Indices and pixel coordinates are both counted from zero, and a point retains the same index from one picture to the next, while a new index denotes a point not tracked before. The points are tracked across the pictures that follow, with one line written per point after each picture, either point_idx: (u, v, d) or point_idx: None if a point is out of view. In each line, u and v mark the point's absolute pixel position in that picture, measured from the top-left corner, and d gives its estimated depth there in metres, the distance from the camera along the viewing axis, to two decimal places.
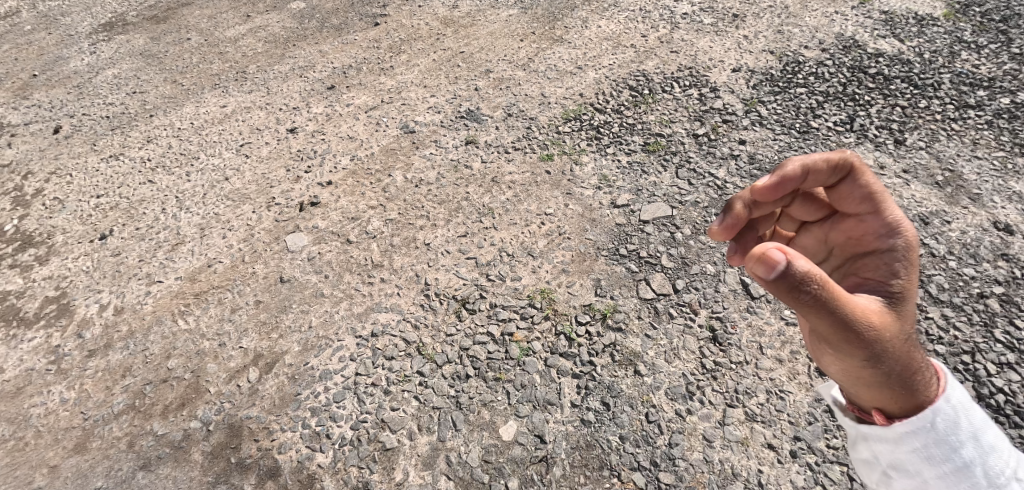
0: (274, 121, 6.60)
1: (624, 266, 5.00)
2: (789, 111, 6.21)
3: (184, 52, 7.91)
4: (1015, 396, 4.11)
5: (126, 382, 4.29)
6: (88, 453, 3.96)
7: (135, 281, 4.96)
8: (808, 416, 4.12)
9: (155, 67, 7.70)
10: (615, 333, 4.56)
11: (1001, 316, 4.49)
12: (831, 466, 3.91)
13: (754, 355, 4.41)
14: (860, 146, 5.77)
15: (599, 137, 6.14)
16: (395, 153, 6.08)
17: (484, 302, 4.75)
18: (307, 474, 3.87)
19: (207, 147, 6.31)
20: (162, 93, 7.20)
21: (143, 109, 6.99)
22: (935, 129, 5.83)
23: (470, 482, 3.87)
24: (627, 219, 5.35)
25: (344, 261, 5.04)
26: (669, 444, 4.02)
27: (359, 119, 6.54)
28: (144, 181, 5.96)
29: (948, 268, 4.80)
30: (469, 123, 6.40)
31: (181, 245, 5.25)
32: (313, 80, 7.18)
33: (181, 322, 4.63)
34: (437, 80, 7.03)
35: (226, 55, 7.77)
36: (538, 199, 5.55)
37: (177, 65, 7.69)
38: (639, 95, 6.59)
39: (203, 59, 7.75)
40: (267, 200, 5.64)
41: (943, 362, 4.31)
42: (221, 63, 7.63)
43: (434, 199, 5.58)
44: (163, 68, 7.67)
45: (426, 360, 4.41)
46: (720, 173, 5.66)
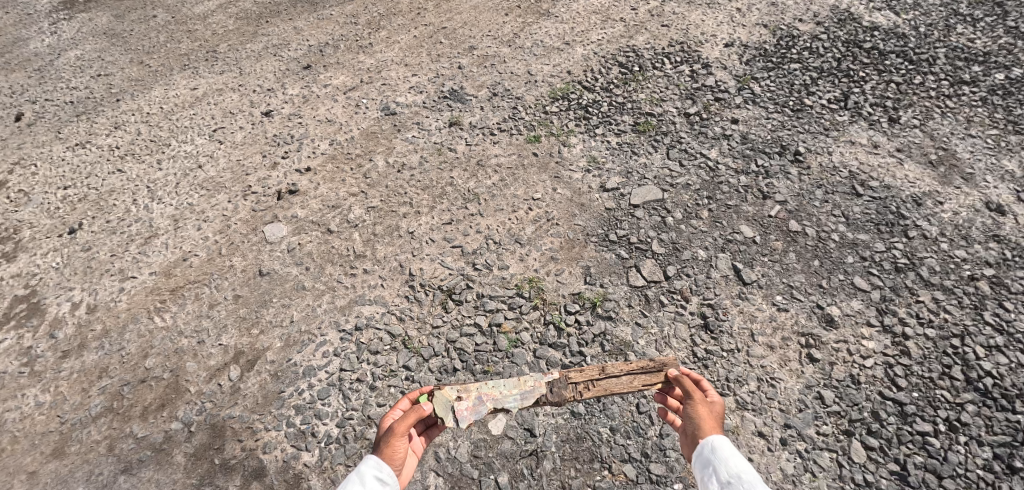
0: (248, 104, 6.33)
1: (613, 253, 4.89)
2: (783, 87, 6.04)
3: (150, 31, 7.54)
4: (1002, 379, 4.10)
5: (103, 384, 4.17)
6: (66, 459, 3.86)
7: (107, 277, 4.78)
8: (799, 403, 4.10)
9: (120, 47, 7.34)
10: (605, 322, 4.48)
11: (990, 299, 4.45)
12: (820, 453, 3.91)
13: (745, 342, 4.36)
14: (854, 124, 5.63)
15: (588, 117, 5.95)
16: (377, 136, 5.86)
17: (471, 292, 4.64)
18: (294, 473, 3.80)
19: (178, 132, 6.04)
20: (129, 76, 6.87)
21: (110, 93, 6.67)
22: (929, 107, 5.70)
23: (460, 478, 3.88)
24: (616, 203, 5.22)
25: (326, 252, 4.89)
26: (660, 435, 3.99)
27: (337, 100, 6.28)
28: (114, 170, 5.72)
29: (940, 250, 4.74)
30: (453, 103, 6.17)
31: (154, 238, 5.06)
32: (288, 59, 6.87)
33: (157, 319, 4.48)
34: (419, 58, 6.75)
35: (195, 34, 7.42)
36: (525, 183, 5.40)
37: (144, 44, 7.33)
38: (629, 71, 6.38)
39: (170, 38, 7.39)
40: (244, 188, 5.43)
41: (933, 346, 4.28)
42: (190, 42, 7.28)
43: (417, 185, 5.41)
44: (129, 48, 7.31)
45: (413, 354, 4.31)
46: (712, 154, 5.53)
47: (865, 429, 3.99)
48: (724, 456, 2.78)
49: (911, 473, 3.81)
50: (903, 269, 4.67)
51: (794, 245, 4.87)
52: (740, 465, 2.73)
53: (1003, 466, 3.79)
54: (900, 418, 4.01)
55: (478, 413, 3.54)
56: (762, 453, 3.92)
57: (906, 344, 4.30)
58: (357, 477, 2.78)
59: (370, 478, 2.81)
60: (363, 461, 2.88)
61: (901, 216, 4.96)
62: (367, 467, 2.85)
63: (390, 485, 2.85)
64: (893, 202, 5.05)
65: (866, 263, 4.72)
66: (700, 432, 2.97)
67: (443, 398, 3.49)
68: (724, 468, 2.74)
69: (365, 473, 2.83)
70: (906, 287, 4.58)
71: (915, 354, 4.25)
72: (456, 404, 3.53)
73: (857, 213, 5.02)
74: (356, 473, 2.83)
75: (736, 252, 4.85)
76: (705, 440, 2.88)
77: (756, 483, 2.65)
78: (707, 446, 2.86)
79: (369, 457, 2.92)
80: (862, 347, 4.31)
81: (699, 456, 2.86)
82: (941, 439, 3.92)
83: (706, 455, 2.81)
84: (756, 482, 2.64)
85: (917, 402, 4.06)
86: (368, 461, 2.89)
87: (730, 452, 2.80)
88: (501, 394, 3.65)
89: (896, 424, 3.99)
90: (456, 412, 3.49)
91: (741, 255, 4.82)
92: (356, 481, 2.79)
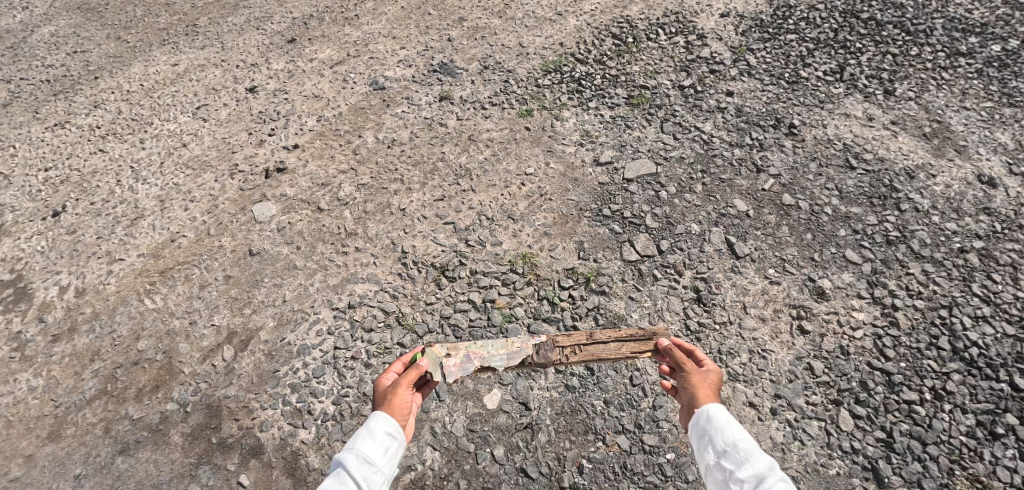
0: (232, 80, 6.17)
1: (607, 227, 4.87)
2: (778, 59, 5.96)
3: (126, 5, 7.31)
4: (988, 348, 4.16)
5: (96, 367, 4.15)
6: (62, 441, 3.86)
7: (94, 260, 4.72)
8: (789, 374, 4.15)
9: (95, 22, 7.12)
10: (599, 297, 4.48)
11: (979, 271, 4.49)
12: (809, 422, 3.98)
13: (738, 315, 4.39)
14: (849, 97, 5.58)
15: (581, 90, 5.85)
16: (366, 112, 5.75)
17: (464, 269, 4.62)
18: (292, 450, 3.82)
19: (160, 110, 5.90)
20: (105, 52, 6.67)
21: (87, 70, 6.48)
22: (924, 79, 5.65)
23: (456, 452, 3.93)
24: (610, 177, 5.18)
25: (317, 230, 4.84)
26: (653, 406, 4.04)
27: (323, 75, 6.13)
28: (96, 150, 5.59)
29: (931, 223, 4.76)
30: (443, 77, 6.04)
31: (140, 219, 4.98)
32: (271, 32, 6.67)
33: (148, 301, 4.44)
34: (407, 31, 6.58)
35: (173, 7, 7.18)
36: (517, 158, 5.33)
37: (120, 19, 7.09)
38: (623, 43, 6.26)
39: (147, 12, 7.16)
40: (230, 167, 5.33)
41: (921, 317, 4.33)
42: (168, 16, 7.06)
43: (408, 161, 5.33)
44: (104, 23, 7.09)
45: (407, 331, 4.31)
46: (707, 127, 5.47)
47: (853, 398, 4.05)
48: (720, 425, 2.77)
49: (897, 441, 3.88)
50: (894, 241, 4.69)
51: (787, 219, 4.87)
52: (737, 432, 2.72)
53: (985, 433, 3.87)
54: (888, 387, 4.08)
55: (464, 370, 3.63)
56: (752, 423, 3.99)
57: (895, 315, 4.35)
58: (367, 433, 2.73)
59: (381, 432, 2.77)
60: (372, 417, 2.84)
61: (894, 189, 4.95)
62: (375, 423, 2.81)
63: (399, 441, 2.82)
64: (887, 174, 5.03)
65: (858, 236, 4.74)
66: (699, 399, 2.98)
67: (434, 355, 3.56)
68: (719, 435, 2.74)
69: (374, 429, 2.78)
70: (897, 259, 4.60)
71: (903, 325, 4.30)
72: (444, 360, 3.61)
73: (850, 186, 5.01)
74: (364, 429, 2.78)
75: (729, 226, 4.84)
76: (702, 410, 2.88)
77: (753, 450, 2.64)
78: (703, 415, 2.86)
79: (376, 413, 2.88)
80: (853, 319, 4.35)
81: (696, 426, 2.85)
82: (926, 407, 3.99)
83: (703, 425, 2.81)
84: (753, 449, 2.63)
85: (904, 372, 4.12)
86: (376, 417, 2.85)
87: (727, 420, 2.78)
88: (488, 353, 3.73)
89: (883, 393, 4.06)
90: (444, 368, 3.57)
91: (734, 229, 4.82)
92: (365, 436, 2.74)
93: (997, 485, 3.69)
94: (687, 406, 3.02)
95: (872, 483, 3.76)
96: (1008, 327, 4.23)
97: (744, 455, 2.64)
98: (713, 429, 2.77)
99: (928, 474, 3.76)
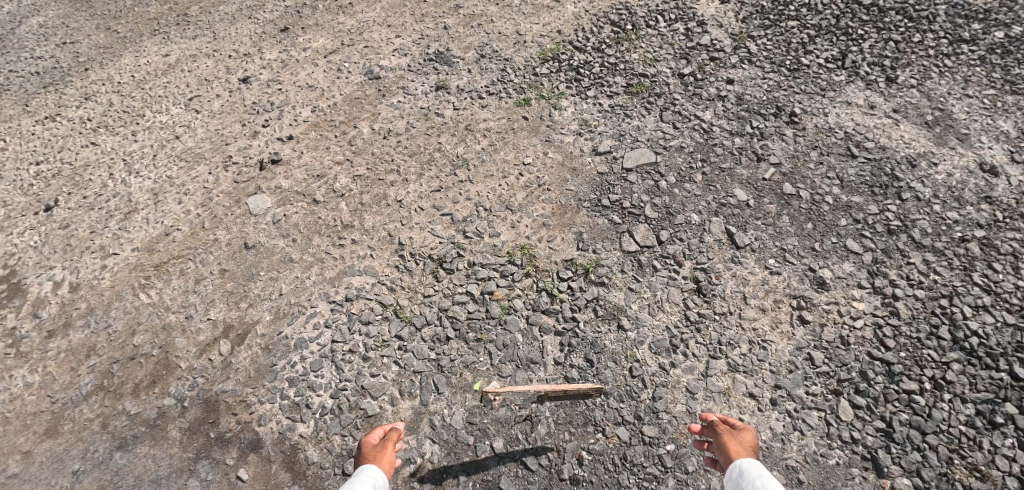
0: (224, 70, 6.10)
1: (606, 218, 4.82)
2: (779, 46, 5.88)
3: None
4: (988, 338, 4.11)
5: (92, 362, 4.12)
6: (60, 437, 3.84)
7: (88, 255, 4.67)
8: (789, 364, 4.11)
9: (84, 12, 7.05)
10: (598, 288, 4.44)
11: (980, 261, 4.45)
12: (809, 412, 3.93)
13: (738, 305, 4.35)
14: (850, 85, 5.51)
15: (579, 79, 5.78)
16: (361, 102, 5.68)
17: (462, 261, 4.58)
18: (290, 444, 3.80)
19: (152, 102, 5.83)
20: (95, 43, 6.60)
21: (78, 63, 6.39)
22: (927, 66, 5.57)
23: (456, 445, 3.84)
24: (609, 167, 5.13)
25: (312, 223, 4.79)
26: (653, 398, 3.99)
27: (317, 64, 6.05)
28: (88, 143, 5.53)
29: (932, 212, 4.71)
30: (439, 66, 5.96)
31: (134, 213, 4.92)
32: (263, 21, 6.58)
33: (143, 296, 4.41)
34: (402, 19, 6.49)
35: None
36: (515, 148, 5.27)
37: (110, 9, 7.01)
38: (621, 30, 6.17)
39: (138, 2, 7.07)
40: (224, 159, 5.27)
41: (921, 307, 4.29)
42: (158, 6, 6.97)
43: (404, 152, 5.27)
44: (94, 13, 7.02)
45: (405, 323, 4.28)
46: (707, 116, 5.41)
47: (853, 388, 4.01)
48: (750, 476, 2.72)
49: (896, 431, 3.84)
50: (895, 231, 4.65)
51: (788, 208, 4.82)
52: (767, 482, 2.67)
53: (984, 422, 3.83)
54: (888, 377, 4.04)
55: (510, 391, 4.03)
56: (752, 413, 3.94)
57: (896, 305, 4.31)
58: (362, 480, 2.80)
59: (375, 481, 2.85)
60: (363, 469, 2.91)
61: (895, 178, 4.91)
62: (367, 473, 2.89)
63: None
64: (888, 163, 4.98)
65: (859, 226, 4.70)
66: (730, 450, 2.92)
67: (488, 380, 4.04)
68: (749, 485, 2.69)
69: (366, 477, 2.86)
70: (897, 249, 4.56)
71: (904, 315, 4.26)
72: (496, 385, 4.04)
73: (851, 175, 4.96)
74: (357, 478, 2.85)
75: (729, 216, 4.80)
76: (732, 464, 2.85)
77: None
78: (735, 467, 2.82)
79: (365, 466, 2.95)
80: (853, 308, 4.31)
81: (730, 479, 2.81)
82: (926, 397, 3.95)
83: (735, 479, 2.76)
84: None
85: (904, 361, 4.08)
86: (366, 469, 2.92)
87: (757, 472, 2.74)
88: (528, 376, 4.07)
89: (883, 383, 4.02)
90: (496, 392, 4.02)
91: (735, 219, 4.77)
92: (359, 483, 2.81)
93: (996, 474, 3.66)
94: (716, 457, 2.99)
95: (871, 473, 3.73)
96: (1009, 316, 4.18)
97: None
98: (743, 479, 2.73)
99: (927, 463, 3.73)
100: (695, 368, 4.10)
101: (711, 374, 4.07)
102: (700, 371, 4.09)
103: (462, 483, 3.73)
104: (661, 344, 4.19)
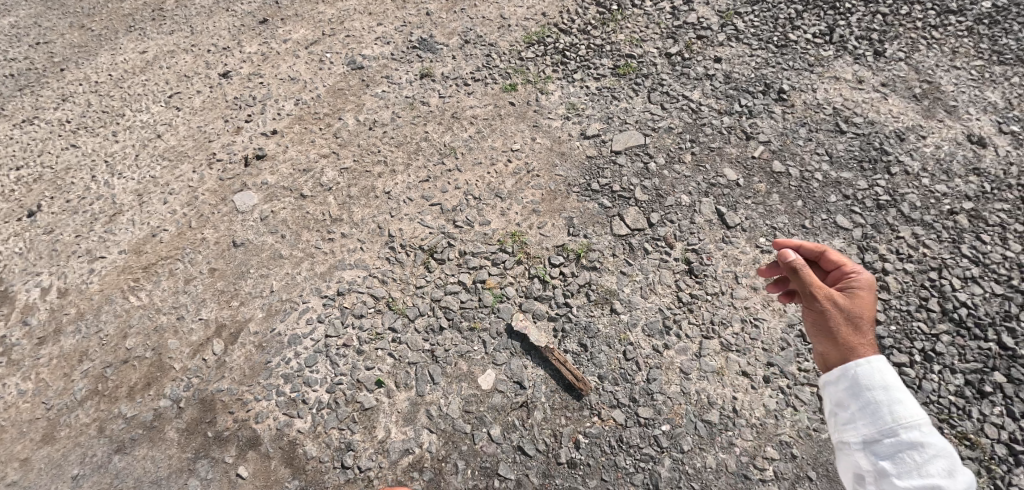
0: (204, 65, 6.05)
1: (596, 202, 4.78)
2: (766, 22, 5.82)
3: None
4: (976, 308, 4.13)
5: (85, 367, 4.12)
6: (57, 443, 3.84)
7: (75, 259, 4.65)
8: (781, 342, 4.03)
9: (56, 11, 7.14)
10: (590, 273, 4.40)
11: (968, 233, 4.46)
12: (802, 388, 3.85)
13: (730, 285, 4.29)
14: (838, 60, 5.48)
15: (565, 62, 5.73)
16: (344, 93, 5.63)
17: (453, 251, 4.55)
18: (288, 440, 3.78)
19: (132, 101, 5.81)
20: (69, 43, 6.65)
21: (53, 62, 6.45)
22: (915, 38, 5.54)
23: (453, 434, 3.77)
24: (597, 150, 5.09)
25: (300, 218, 4.76)
26: (647, 379, 3.92)
27: (299, 56, 5.99)
28: (67, 145, 5.53)
29: (921, 186, 4.70)
30: (423, 54, 5.91)
31: (119, 215, 4.90)
32: (242, 14, 6.55)
33: (133, 298, 4.39)
34: (383, 6, 6.43)
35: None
36: (502, 134, 5.23)
37: (83, 7, 7.11)
38: (607, 11, 6.13)
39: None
40: (208, 156, 5.23)
41: (911, 280, 4.29)
42: (132, 2, 7.02)
43: (391, 142, 5.22)
44: (66, 12, 7.09)
45: (398, 315, 4.26)
46: (695, 95, 5.37)
47: None
48: (897, 396, 2.25)
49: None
50: (885, 206, 4.63)
51: (778, 186, 4.79)
52: (904, 412, 2.22)
53: (973, 391, 3.84)
54: (879, 351, 4.03)
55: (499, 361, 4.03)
56: (746, 391, 3.84)
57: (886, 279, 4.30)
58: None
59: None
60: None
61: (884, 152, 4.89)
62: None
63: None
64: (876, 137, 4.97)
65: (849, 202, 4.68)
66: (849, 349, 2.43)
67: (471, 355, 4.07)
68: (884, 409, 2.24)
69: None
70: (887, 224, 4.56)
71: (894, 289, 4.25)
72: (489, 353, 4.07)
73: (840, 151, 4.95)
74: None
75: (720, 196, 4.76)
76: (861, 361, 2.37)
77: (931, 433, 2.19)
78: (870, 366, 2.34)
79: None
80: None
81: (851, 385, 2.34)
82: (916, 369, 3.95)
83: (864, 393, 2.30)
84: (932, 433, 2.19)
85: (895, 335, 4.08)
86: None
87: (895, 386, 2.28)
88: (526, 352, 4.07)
89: None
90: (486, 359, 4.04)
91: (725, 198, 4.73)
92: None
93: (986, 441, 3.66)
94: (838, 338, 2.48)
95: None
96: (996, 287, 4.21)
97: (911, 445, 2.18)
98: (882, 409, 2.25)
99: None
100: (689, 349, 4.03)
101: (705, 354, 4.00)
102: (694, 351, 4.02)
103: (461, 471, 3.65)
104: (655, 326, 4.13)
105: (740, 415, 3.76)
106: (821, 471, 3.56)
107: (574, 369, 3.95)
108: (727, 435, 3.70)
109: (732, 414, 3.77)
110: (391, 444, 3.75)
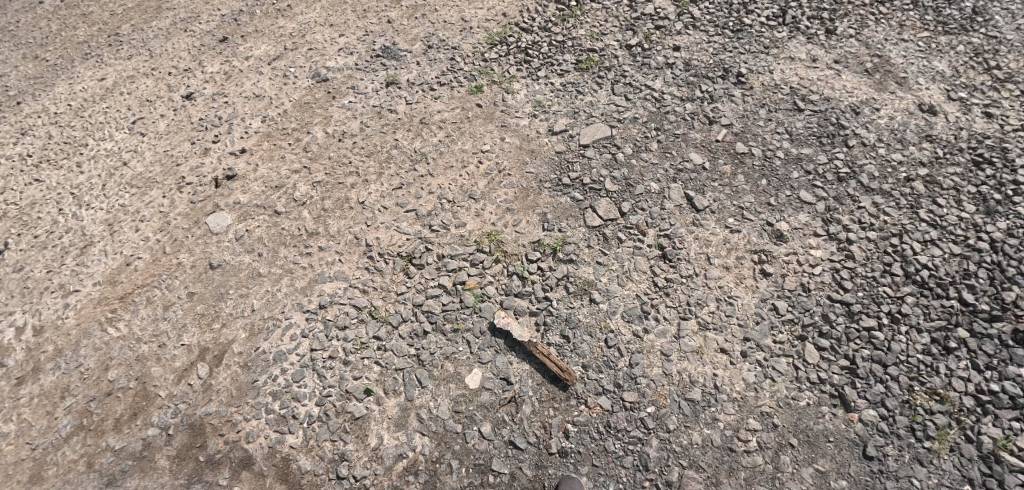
0: (166, 88, 6.01)
1: (568, 196, 4.86)
2: (721, 9, 5.99)
3: (40, 21, 7.20)
4: (938, 269, 4.18)
5: (68, 403, 4.08)
6: (46, 483, 3.80)
7: (48, 295, 4.60)
8: (756, 316, 4.13)
9: (8, 43, 7.02)
10: (567, 266, 4.45)
11: (926, 198, 4.54)
12: (778, 359, 3.96)
13: (703, 266, 4.38)
14: (792, 40, 5.65)
15: (529, 60, 5.81)
16: (311, 107, 5.64)
17: (430, 255, 4.59)
18: (282, 457, 3.79)
19: (95, 129, 5.76)
20: (25, 74, 6.56)
21: (8, 96, 6.35)
22: (864, 15, 5.74)
23: (446, 434, 3.82)
24: (566, 145, 5.17)
25: (276, 235, 4.76)
26: (630, 365, 3.98)
27: (262, 72, 5.99)
28: (31, 180, 5.46)
29: (878, 156, 4.82)
30: (387, 61, 5.95)
31: (90, 246, 4.86)
32: (201, 33, 6.52)
33: (112, 330, 4.36)
34: (344, 16, 6.45)
35: (91, 17, 7.07)
36: (471, 137, 5.29)
37: (35, 37, 7.00)
38: (566, 7, 6.23)
39: (64, 25, 7.06)
40: (177, 181, 5.20)
41: (874, 248, 4.35)
42: (87, 28, 6.94)
43: (362, 152, 5.25)
44: (18, 43, 6.99)
45: (381, 323, 4.28)
46: (657, 84, 5.49)
47: (816, 332, 4.05)
48: None
49: (860, 366, 3.87)
50: (845, 178, 4.74)
51: (742, 168, 4.89)
52: None
53: (939, 348, 3.88)
54: (848, 317, 4.08)
55: (482, 358, 4.09)
56: (726, 368, 3.94)
57: (850, 248, 4.37)
58: None
59: None
60: None
61: (841, 126, 5.02)
62: None
63: None
64: (834, 113, 5.10)
65: (811, 177, 4.78)
66: None
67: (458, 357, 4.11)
68: None
69: None
70: (849, 195, 4.65)
71: (859, 257, 4.31)
72: (473, 351, 4.12)
73: (800, 128, 5.07)
74: None
75: (688, 181, 4.85)
76: None
77: None
78: None
79: None
80: (811, 256, 4.36)
81: None
82: (885, 332, 3.98)
83: None
84: None
85: (862, 300, 4.13)
86: None
87: None
88: (511, 349, 4.12)
89: (844, 324, 4.05)
90: (473, 359, 4.09)
91: (693, 183, 4.83)
92: None
93: (954, 395, 3.71)
94: None
95: (840, 409, 3.76)
96: (956, 247, 4.27)
97: None
98: None
99: (891, 393, 3.76)
100: (667, 332, 4.11)
101: (684, 335, 4.08)
102: (673, 333, 4.10)
103: (456, 470, 3.70)
104: (633, 312, 4.20)
105: (722, 391, 3.85)
106: (801, 437, 3.67)
107: (558, 361, 4.01)
108: (710, 411, 3.79)
109: (713, 391, 3.86)
110: (385, 450, 3.78)
